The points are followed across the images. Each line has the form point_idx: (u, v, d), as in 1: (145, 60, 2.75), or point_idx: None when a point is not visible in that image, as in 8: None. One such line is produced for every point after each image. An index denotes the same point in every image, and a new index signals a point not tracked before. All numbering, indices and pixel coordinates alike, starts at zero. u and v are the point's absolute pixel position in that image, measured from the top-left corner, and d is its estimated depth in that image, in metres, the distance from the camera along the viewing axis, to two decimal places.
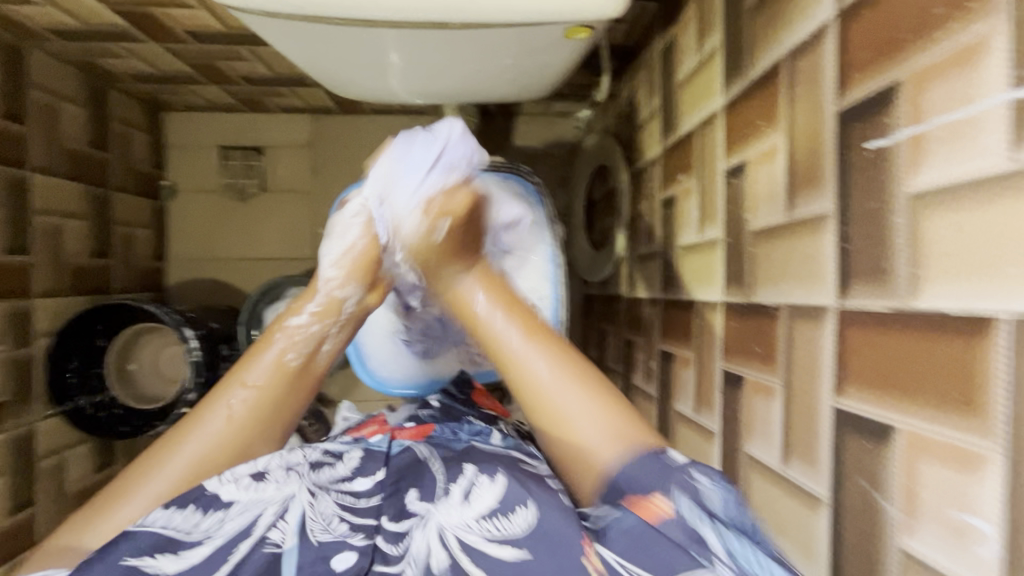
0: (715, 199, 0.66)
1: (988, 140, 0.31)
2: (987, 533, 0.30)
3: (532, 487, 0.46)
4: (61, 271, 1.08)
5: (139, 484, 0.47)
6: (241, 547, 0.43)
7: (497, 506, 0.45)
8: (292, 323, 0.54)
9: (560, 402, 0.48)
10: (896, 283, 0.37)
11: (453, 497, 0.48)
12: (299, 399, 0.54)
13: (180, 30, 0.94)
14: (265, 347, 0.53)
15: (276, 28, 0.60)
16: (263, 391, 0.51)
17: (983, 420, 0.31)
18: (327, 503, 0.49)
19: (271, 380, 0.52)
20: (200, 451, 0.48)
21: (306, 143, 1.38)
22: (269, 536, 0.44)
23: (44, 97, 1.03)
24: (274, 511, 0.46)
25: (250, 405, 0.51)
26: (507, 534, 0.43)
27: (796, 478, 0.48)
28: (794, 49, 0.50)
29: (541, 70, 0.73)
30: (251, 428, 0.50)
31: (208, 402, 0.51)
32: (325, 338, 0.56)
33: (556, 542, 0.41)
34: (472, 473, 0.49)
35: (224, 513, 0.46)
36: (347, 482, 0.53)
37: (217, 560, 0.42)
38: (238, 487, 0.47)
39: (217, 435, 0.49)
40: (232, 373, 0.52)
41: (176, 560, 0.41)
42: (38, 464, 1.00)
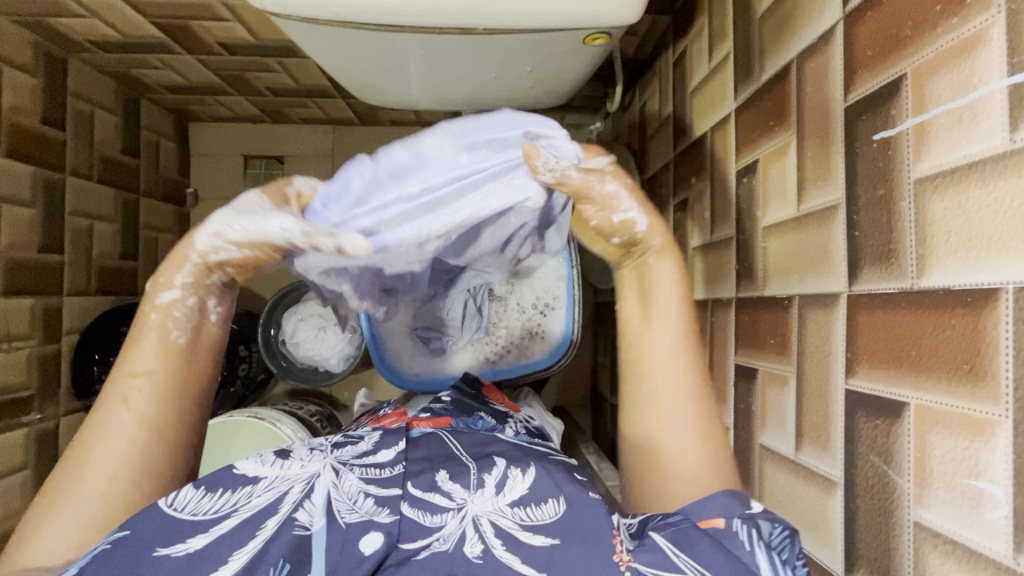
0: (726, 200, 0.68)
1: (987, 124, 0.33)
2: (997, 497, 0.32)
3: (560, 481, 0.48)
4: (90, 271, 1.12)
5: (72, 493, 0.43)
6: (269, 524, 0.42)
7: (527, 496, 0.47)
8: (163, 300, 0.47)
9: (664, 417, 0.49)
10: (904, 264, 0.39)
11: (485, 486, 0.48)
12: (200, 370, 0.49)
13: (212, 42, 0.99)
14: (145, 333, 0.47)
15: (311, 34, 0.64)
16: (158, 377, 0.46)
17: (991, 387, 0.32)
18: (352, 479, 0.48)
19: (162, 364, 0.47)
20: (118, 451, 0.44)
21: (326, 153, 1.43)
22: (297, 517, 0.43)
23: (81, 105, 1.08)
24: (301, 489, 0.46)
25: (152, 397, 0.46)
26: (537, 524, 0.44)
27: (809, 462, 0.49)
28: (803, 52, 0.52)
29: (559, 77, 0.76)
30: (159, 420, 0.46)
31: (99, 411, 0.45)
32: (207, 306, 0.49)
33: (587, 534, 0.42)
34: (502, 465, 0.51)
35: (251, 490, 0.46)
36: (370, 455, 0.52)
37: (247, 531, 0.42)
38: (264, 465, 0.48)
39: (127, 437, 0.45)
40: (117, 363, 0.47)
41: (206, 536, 0.41)
42: (60, 458, 1.02)
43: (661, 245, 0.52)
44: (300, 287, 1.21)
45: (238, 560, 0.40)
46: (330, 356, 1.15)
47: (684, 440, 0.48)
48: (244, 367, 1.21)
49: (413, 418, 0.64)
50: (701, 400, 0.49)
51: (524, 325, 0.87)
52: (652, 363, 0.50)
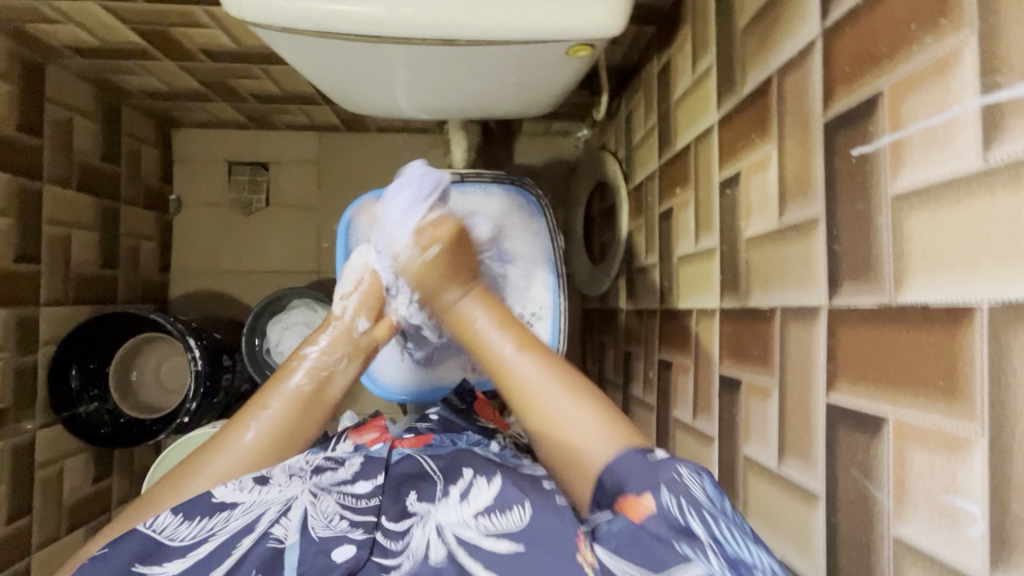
0: (710, 210, 0.68)
1: (962, 143, 0.33)
2: (974, 514, 0.32)
3: (523, 487, 0.50)
4: (67, 280, 1.09)
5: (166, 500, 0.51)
6: (243, 543, 0.46)
7: (492, 505, 0.48)
8: (308, 352, 0.62)
9: (550, 403, 0.53)
10: (882, 280, 0.39)
11: (451, 497, 0.51)
12: (310, 428, 0.58)
13: (194, 48, 0.98)
14: (289, 375, 0.60)
15: (292, 45, 0.63)
16: (282, 415, 0.57)
17: (967, 405, 0.32)
18: (328, 503, 0.52)
19: (287, 407, 0.57)
20: (224, 470, 0.53)
21: (311, 159, 1.42)
22: (272, 532, 0.47)
23: (59, 111, 1.06)
24: (277, 509, 0.49)
25: (263, 431, 0.55)
26: (501, 530, 0.46)
27: (792, 475, 0.49)
28: (783, 66, 0.53)
29: (544, 87, 0.76)
30: (266, 454, 0.55)
31: (225, 435, 0.55)
32: (333, 370, 0.62)
33: (551, 537, 0.44)
34: (468, 475, 0.53)
35: (229, 514, 0.49)
36: (348, 485, 0.55)
37: (216, 558, 0.45)
38: (242, 491, 0.51)
39: (237, 461, 0.54)
40: (251, 401, 0.58)
41: (182, 563, 0.45)
42: (36, 472, 0.99)
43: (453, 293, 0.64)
44: (283, 295, 1.18)
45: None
46: None
47: (569, 408, 0.53)
48: (227, 377, 1.19)
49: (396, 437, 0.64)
50: (568, 379, 0.55)
51: None
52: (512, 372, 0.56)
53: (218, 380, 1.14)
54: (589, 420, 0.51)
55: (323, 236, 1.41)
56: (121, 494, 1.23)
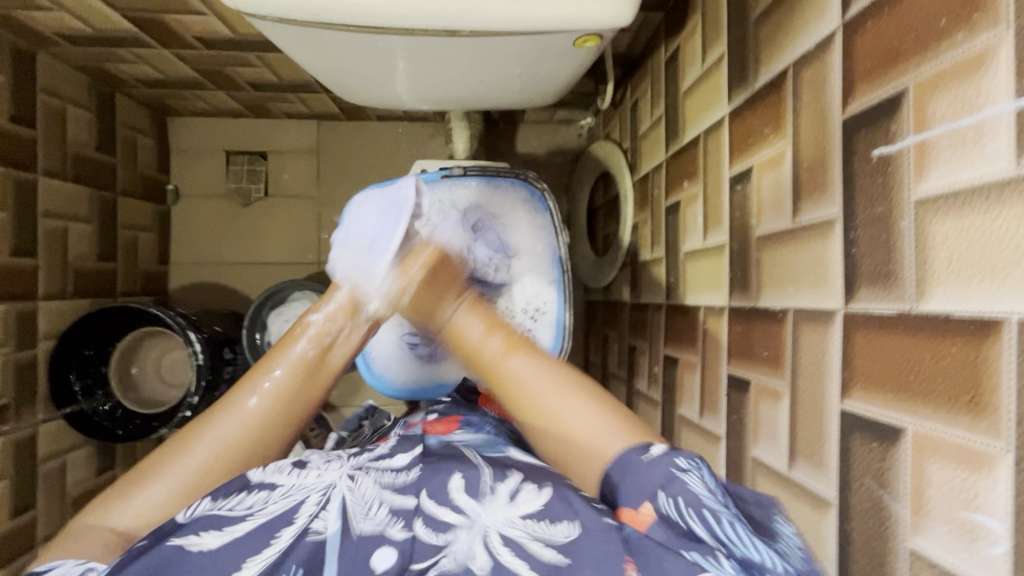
0: (719, 206, 0.67)
1: (994, 146, 0.32)
2: (996, 532, 0.31)
3: (576, 501, 0.46)
4: (65, 274, 1.08)
5: (174, 463, 0.51)
6: (283, 534, 0.45)
7: (541, 512, 0.46)
8: (312, 321, 0.62)
9: (551, 398, 0.55)
10: (903, 287, 0.38)
11: (499, 496, 0.48)
12: (314, 392, 0.59)
13: (188, 36, 0.96)
14: (292, 344, 0.60)
15: (289, 36, 0.61)
16: (287, 381, 0.58)
17: (992, 420, 0.31)
18: (368, 485, 0.51)
19: (292, 371, 0.58)
20: (228, 434, 0.54)
21: (310, 149, 1.39)
22: (312, 525, 0.46)
23: (52, 101, 1.04)
24: (316, 500, 0.48)
25: (268, 400, 0.56)
26: (549, 538, 0.44)
27: (802, 480, 0.48)
28: (800, 59, 0.51)
29: (549, 78, 0.74)
30: (270, 421, 0.55)
31: (228, 400, 0.56)
32: (335, 343, 0.62)
33: (600, 555, 0.41)
34: (518, 479, 0.50)
35: (267, 495, 0.48)
36: (387, 459, 0.55)
37: (261, 541, 0.44)
38: (282, 474, 0.50)
39: (241, 424, 0.54)
40: (256, 367, 0.59)
41: (220, 536, 0.44)
42: (40, 467, 0.99)
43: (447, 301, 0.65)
44: (284, 288, 1.17)
45: (252, 567, 0.42)
46: None
47: (565, 401, 0.54)
48: (229, 371, 1.19)
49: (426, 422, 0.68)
50: (561, 374, 0.57)
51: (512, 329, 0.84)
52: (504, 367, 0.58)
53: (219, 373, 1.14)
54: (583, 408, 0.53)
55: (323, 227, 1.39)
56: None
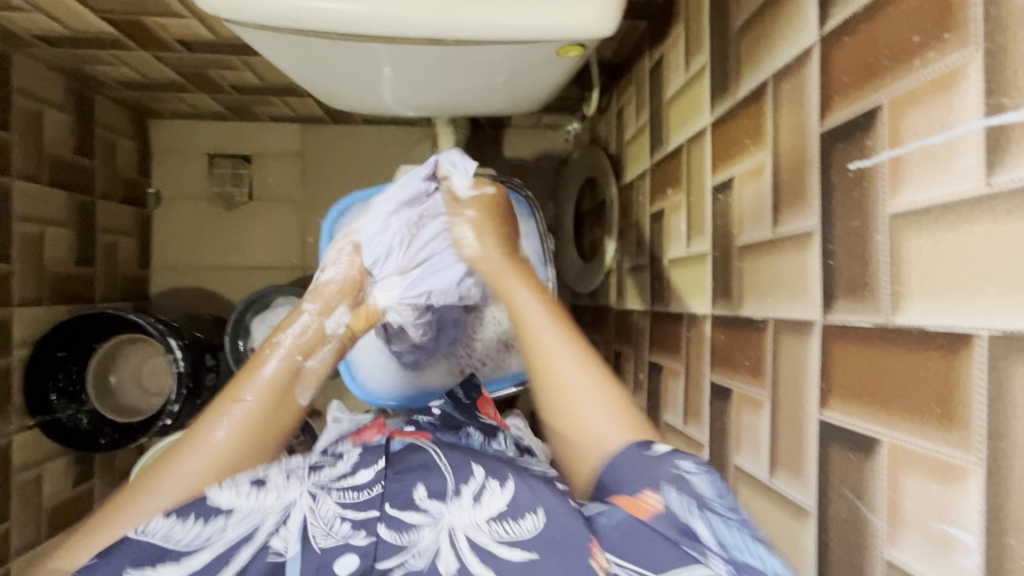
0: (702, 214, 0.67)
1: (965, 164, 0.32)
2: (968, 545, 0.31)
3: (540, 489, 0.46)
4: (42, 280, 1.06)
5: (137, 503, 0.47)
6: (242, 553, 0.42)
7: (507, 510, 0.45)
8: (280, 341, 0.58)
9: (571, 387, 0.52)
10: (878, 300, 0.38)
11: (463, 499, 0.47)
12: (287, 414, 0.54)
13: (170, 39, 0.94)
14: (262, 364, 0.55)
15: (271, 42, 0.60)
16: (259, 407, 0.53)
17: (964, 434, 0.31)
18: (330, 504, 0.47)
19: (264, 396, 0.53)
20: (196, 469, 0.48)
21: (294, 152, 1.38)
22: (271, 544, 0.43)
23: (28, 103, 1.02)
24: (274, 520, 0.44)
25: (238, 426, 0.51)
26: (516, 538, 0.43)
27: (783, 489, 0.49)
28: (779, 71, 0.51)
29: (534, 86, 0.74)
30: (241, 451, 0.50)
31: (195, 429, 0.51)
32: (300, 362, 0.57)
33: (565, 543, 0.41)
34: (481, 475, 0.49)
35: (225, 521, 0.44)
36: (348, 478, 0.50)
37: (218, 566, 0.41)
38: (238, 495, 0.46)
39: (210, 457, 0.49)
40: (221, 393, 0.53)
41: (176, 569, 0.41)
42: (14, 478, 0.97)
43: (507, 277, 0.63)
44: (267, 293, 1.15)
45: None
46: None
47: (587, 400, 0.52)
48: (211, 378, 1.17)
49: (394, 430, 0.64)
50: (601, 380, 0.53)
51: (498, 335, 0.85)
52: (540, 349, 0.55)
53: (201, 379, 1.12)
54: (603, 400, 0.51)
55: (308, 231, 1.38)
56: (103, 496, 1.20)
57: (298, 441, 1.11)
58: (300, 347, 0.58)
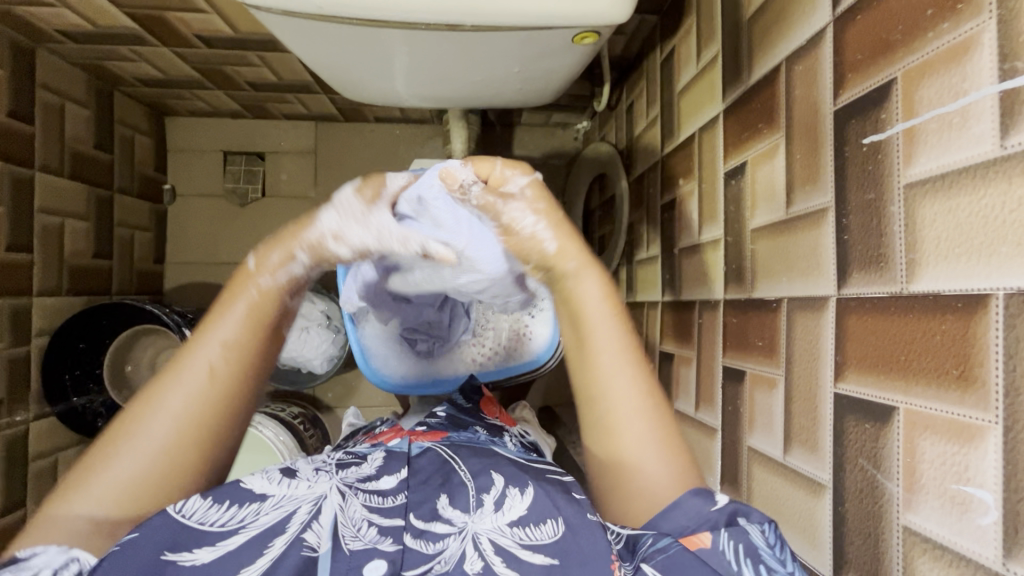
0: (714, 201, 0.68)
1: (978, 129, 0.33)
2: (986, 502, 0.32)
3: (558, 500, 0.47)
4: (61, 271, 1.08)
5: (115, 451, 0.42)
6: (276, 543, 0.41)
7: (526, 516, 0.46)
8: (260, 285, 0.49)
9: (625, 424, 0.49)
10: (894, 269, 0.39)
11: (486, 506, 0.47)
12: (270, 363, 0.48)
13: (190, 35, 0.96)
14: (227, 313, 0.47)
15: (292, 29, 0.62)
16: (232, 365, 0.45)
17: (981, 393, 0.32)
18: (357, 506, 0.47)
19: (241, 329, 0.46)
20: (172, 419, 0.43)
21: (308, 149, 1.40)
22: (305, 538, 0.42)
23: (50, 98, 1.04)
24: (308, 510, 0.44)
25: (226, 365, 0.45)
26: (536, 543, 0.43)
27: (798, 466, 0.49)
28: (792, 54, 0.52)
29: (547, 75, 0.75)
30: (225, 399, 0.45)
31: (180, 356, 0.45)
32: (290, 308, 0.50)
33: (588, 554, 0.42)
34: (501, 484, 0.50)
35: (258, 506, 0.44)
36: (373, 481, 0.52)
37: (253, 551, 0.40)
38: (271, 483, 0.47)
39: (187, 410, 0.44)
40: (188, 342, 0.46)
41: (214, 551, 0.40)
42: (31, 464, 0.98)
43: (577, 265, 0.53)
44: None
45: None
46: (314, 357, 1.13)
47: (637, 424, 0.48)
48: None
49: (412, 433, 0.65)
50: (654, 406, 0.49)
51: (512, 326, 0.85)
52: (598, 367, 0.50)
53: None
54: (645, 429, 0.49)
55: None
56: None
57: (307, 433, 1.12)
58: (285, 290, 0.50)
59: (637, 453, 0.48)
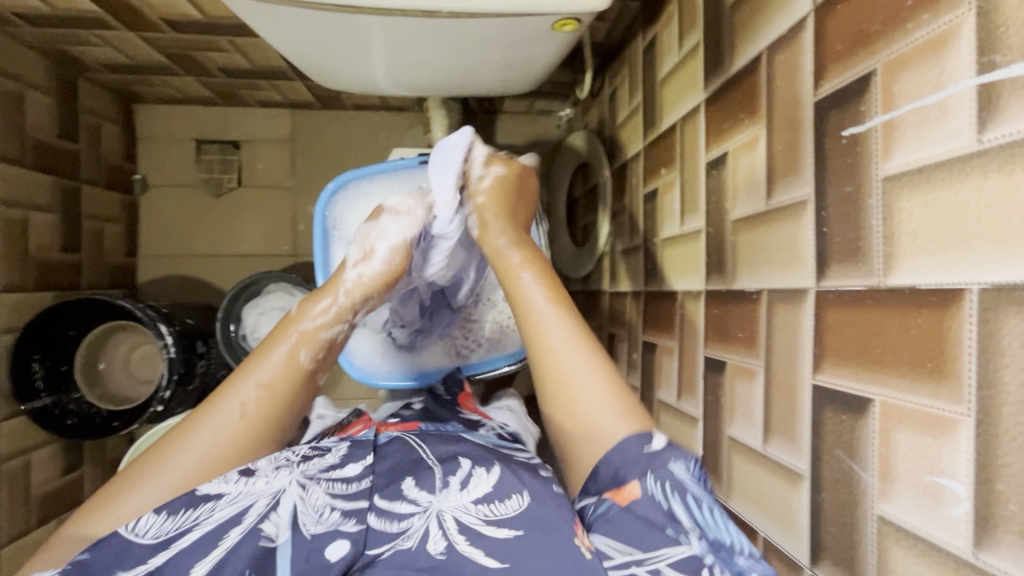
0: (696, 191, 0.68)
1: (957, 123, 0.33)
2: (958, 493, 0.32)
3: (521, 477, 0.50)
4: (27, 266, 1.04)
5: (152, 471, 0.47)
6: (231, 534, 0.44)
7: (490, 493, 0.49)
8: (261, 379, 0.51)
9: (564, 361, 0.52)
10: (871, 262, 0.39)
11: (452, 487, 0.50)
12: (303, 399, 0.54)
13: (155, 18, 0.92)
14: (277, 345, 0.53)
15: (261, 14, 0.59)
16: (275, 390, 0.52)
17: (953, 386, 0.32)
18: (321, 493, 0.49)
19: (279, 380, 0.52)
20: (212, 442, 0.49)
21: (284, 137, 1.36)
22: (262, 527, 0.45)
23: (10, 84, 0.99)
24: (266, 503, 0.47)
25: (259, 395, 0.51)
26: (499, 517, 0.46)
27: (777, 455, 0.49)
28: (772, 44, 0.52)
29: (527, 63, 0.74)
30: (258, 429, 0.50)
31: (225, 389, 0.51)
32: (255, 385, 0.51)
33: (549, 523, 0.45)
34: (467, 465, 0.52)
35: (214, 503, 0.46)
36: (337, 469, 0.53)
37: (209, 546, 0.44)
38: (226, 483, 0.47)
39: (226, 433, 0.49)
40: (236, 374, 0.52)
41: (168, 554, 0.43)
42: (2, 465, 0.95)
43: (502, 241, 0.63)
44: (259, 279, 1.13)
45: (199, 572, 0.42)
46: None
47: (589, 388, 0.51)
48: (203, 365, 1.15)
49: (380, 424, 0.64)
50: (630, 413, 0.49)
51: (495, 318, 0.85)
52: (535, 322, 0.55)
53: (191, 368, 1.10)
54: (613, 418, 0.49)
55: (299, 218, 1.36)
56: (93, 485, 1.18)
57: None
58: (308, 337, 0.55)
59: (581, 398, 0.51)
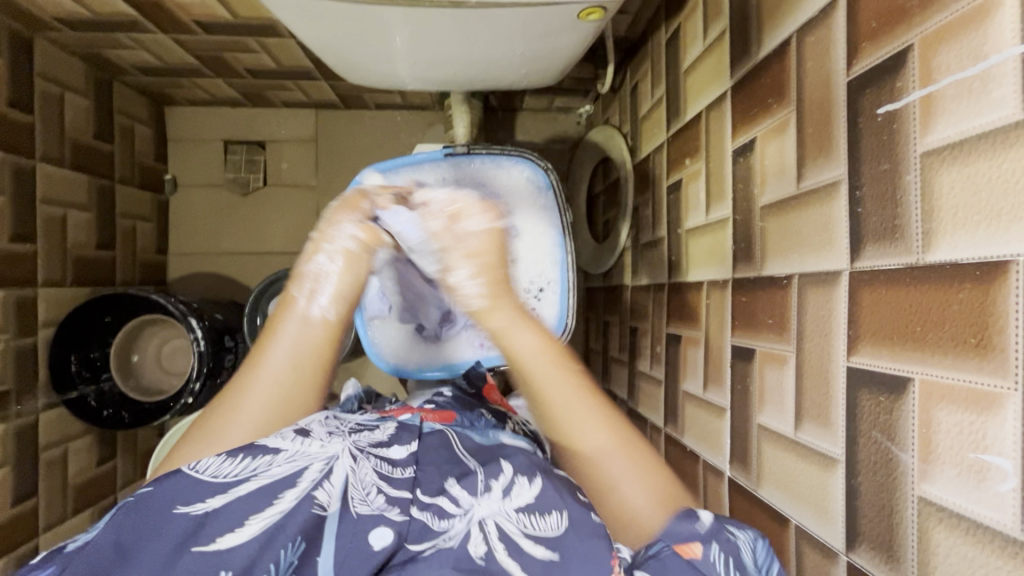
0: (722, 180, 0.67)
1: (1000, 93, 0.32)
2: (1005, 469, 0.32)
3: (563, 492, 0.47)
4: (65, 262, 1.07)
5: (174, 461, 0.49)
6: (286, 496, 0.42)
7: (533, 504, 0.46)
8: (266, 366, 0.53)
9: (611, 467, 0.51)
10: (909, 239, 0.38)
11: (494, 492, 0.47)
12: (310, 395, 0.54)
13: (188, 20, 0.95)
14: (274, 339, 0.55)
15: (294, 8, 0.61)
16: (278, 385, 0.53)
17: (999, 360, 0.32)
18: (369, 469, 0.47)
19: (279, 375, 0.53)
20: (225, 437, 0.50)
21: (308, 137, 1.39)
22: (316, 496, 0.43)
23: (50, 87, 1.03)
24: (320, 469, 0.45)
25: (272, 385, 0.53)
26: (540, 534, 0.43)
27: (810, 441, 0.49)
28: (802, 27, 0.51)
29: (551, 55, 0.75)
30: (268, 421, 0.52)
31: (237, 389, 0.53)
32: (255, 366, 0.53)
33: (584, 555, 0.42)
34: (510, 471, 0.50)
35: (272, 458, 0.45)
36: (385, 447, 0.52)
37: (263, 499, 0.42)
38: (286, 440, 0.47)
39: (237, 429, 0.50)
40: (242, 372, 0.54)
41: (224, 498, 0.42)
42: (41, 454, 0.98)
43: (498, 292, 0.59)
44: (285, 275, 1.15)
45: (254, 524, 0.40)
46: None
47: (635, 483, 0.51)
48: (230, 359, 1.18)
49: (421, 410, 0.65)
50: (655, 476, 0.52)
51: None
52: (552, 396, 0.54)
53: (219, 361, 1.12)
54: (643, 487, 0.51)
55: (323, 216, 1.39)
56: (125, 476, 1.21)
57: None
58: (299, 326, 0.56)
59: (619, 485, 0.51)
